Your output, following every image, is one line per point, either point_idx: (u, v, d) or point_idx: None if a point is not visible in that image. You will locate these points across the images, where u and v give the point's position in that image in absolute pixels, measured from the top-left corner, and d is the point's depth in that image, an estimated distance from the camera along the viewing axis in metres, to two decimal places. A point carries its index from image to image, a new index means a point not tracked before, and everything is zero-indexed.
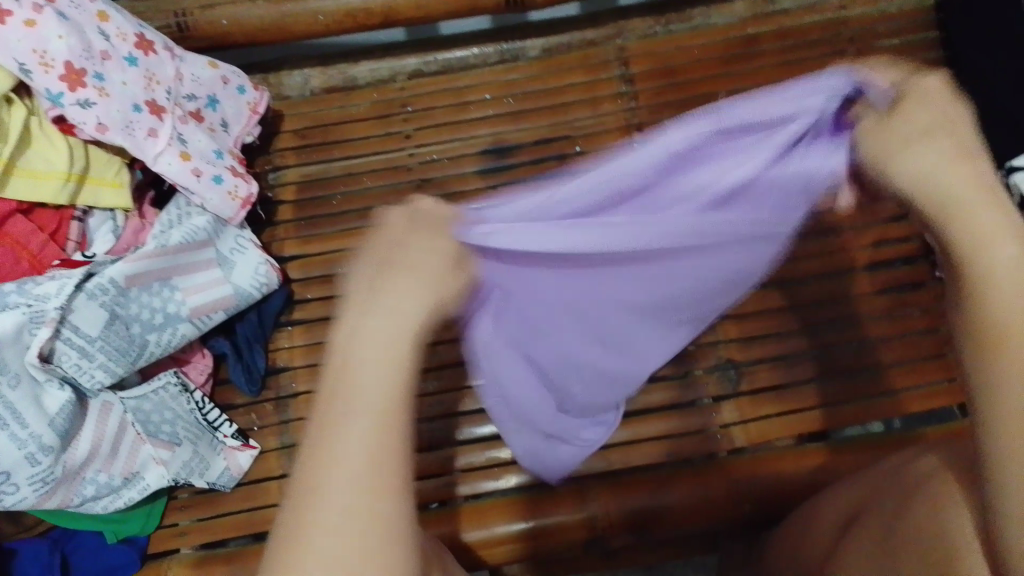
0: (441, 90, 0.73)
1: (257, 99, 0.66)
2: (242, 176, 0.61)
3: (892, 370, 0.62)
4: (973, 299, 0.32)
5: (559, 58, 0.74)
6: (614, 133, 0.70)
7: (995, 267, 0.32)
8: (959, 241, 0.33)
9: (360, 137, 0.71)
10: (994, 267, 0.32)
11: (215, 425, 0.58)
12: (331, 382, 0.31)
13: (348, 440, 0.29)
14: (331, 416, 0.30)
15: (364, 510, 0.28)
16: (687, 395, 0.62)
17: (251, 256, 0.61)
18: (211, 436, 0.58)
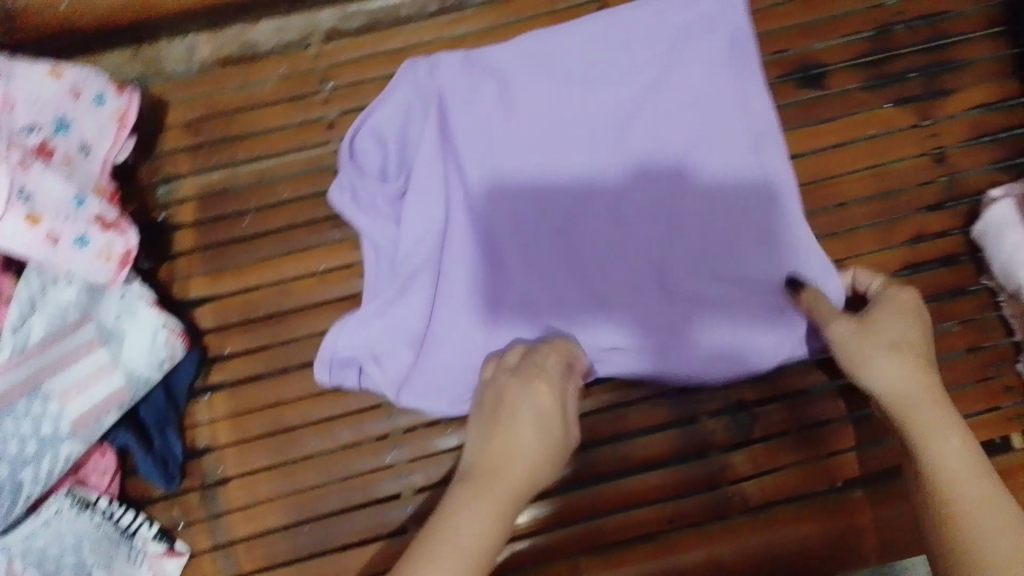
0: (368, 55, 0.57)
1: (125, 105, 0.50)
2: (115, 227, 0.47)
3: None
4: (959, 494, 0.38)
5: (517, 1, 0.57)
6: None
7: (977, 513, 0.37)
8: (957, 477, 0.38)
9: (271, 127, 0.56)
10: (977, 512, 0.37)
11: (131, 531, 0.49)
12: (516, 424, 0.40)
13: (503, 476, 0.39)
14: (485, 486, 0.38)
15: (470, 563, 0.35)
16: (694, 445, 0.54)
17: (145, 320, 0.49)
18: (128, 545, 0.49)
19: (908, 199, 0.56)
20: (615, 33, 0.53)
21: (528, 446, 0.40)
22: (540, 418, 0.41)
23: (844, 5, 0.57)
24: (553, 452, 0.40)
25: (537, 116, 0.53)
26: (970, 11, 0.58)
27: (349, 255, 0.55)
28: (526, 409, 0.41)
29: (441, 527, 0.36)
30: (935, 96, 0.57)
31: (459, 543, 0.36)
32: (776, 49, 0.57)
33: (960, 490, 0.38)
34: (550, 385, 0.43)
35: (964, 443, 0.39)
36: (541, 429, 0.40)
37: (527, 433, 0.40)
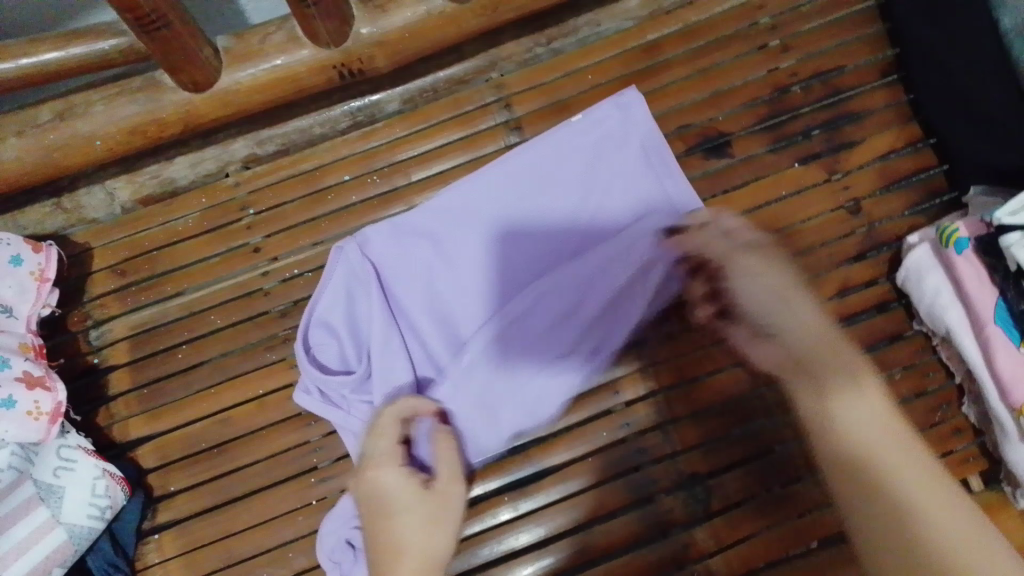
0: (287, 177, 0.59)
1: (45, 262, 0.50)
2: (42, 384, 0.47)
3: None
4: (889, 462, 0.40)
5: (424, 109, 0.59)
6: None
7: (886, 466, 0.40)
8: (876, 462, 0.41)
9: (196, 259, 0.57)
10: (886, 467, 0.40)
11: None
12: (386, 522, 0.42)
13: (398, 557, 0.41)
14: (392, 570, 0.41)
15: None
16: (655, 526, 0.53)
17: (83, 471, 0.49)
18: None
19: (832, 253, 0.57)
20: (538, 159, 0.55)
21: (411, 541, 0.41)
22: (407, 516, 0.42)
23: (741, 73, 0.59)
24: (432, 512, 0.42)
25: (466, 245, 0.54)
26: (864, 63, 0.59)
27: (285, 375, 0.55)
28: (388, 482, 0.42)
29: None
30: (841, 150, 0.58)
31: None
32: (682, 122, 0.58)
33: (897, 471, 0.40)
34: (387, 466, 0.43)
35: (865, 420, 0.42)
36: (418, 527, 0.41)
37: (408, 528, 0.41)
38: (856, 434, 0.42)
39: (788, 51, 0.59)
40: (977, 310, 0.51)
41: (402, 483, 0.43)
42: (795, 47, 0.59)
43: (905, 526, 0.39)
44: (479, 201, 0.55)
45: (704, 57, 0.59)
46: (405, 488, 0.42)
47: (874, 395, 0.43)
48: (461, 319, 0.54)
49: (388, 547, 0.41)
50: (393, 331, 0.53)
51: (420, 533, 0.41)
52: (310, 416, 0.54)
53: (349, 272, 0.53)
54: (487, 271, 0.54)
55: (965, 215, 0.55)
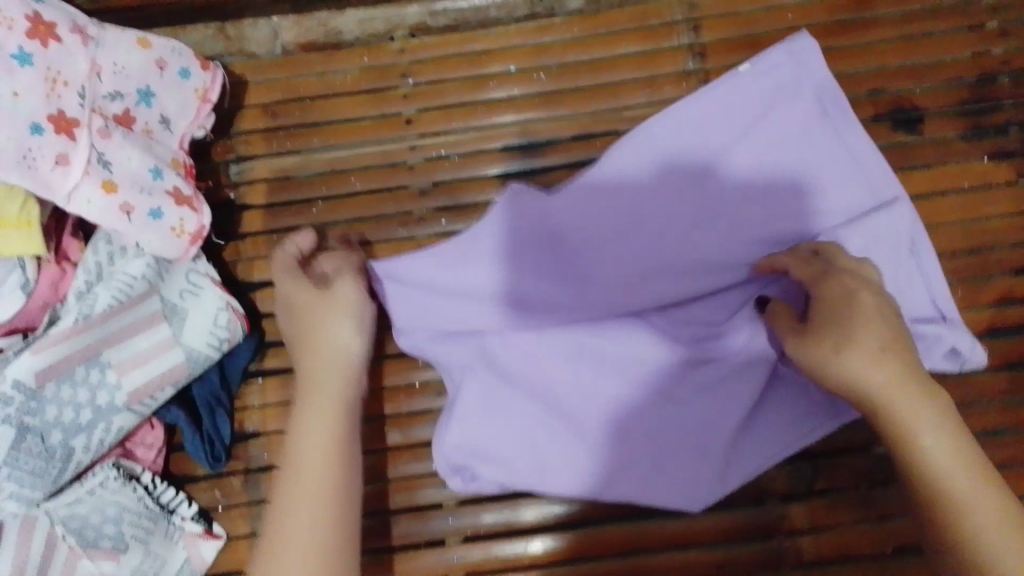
0: (452, 55, 0.56)
1: (210, 82, 0.49)
2: (190, 203, 0.47)
3: (1008, 474, 0.51)
4: (874, 387, 0.42)
5: (607, 15, 0.56)
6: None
7: (899, 408, 0.42)
8: (867, 390, 0.42)
9: (348, 118, 0.55)
10: (901, 407, 0.42)
11: (171, 507, 0.49)
12: (292, 445, 0.46)
13: (296, 450, 0.45)
14: (294, 495, 0.44)
15: (317, 555, 0.42)
16: (755, 491, 0.52)
17: (208, 299, 0.48)
18: (167, 521, 0.49)
19: (998, 259, 0.54)
20: (718, 104, 0.52)
21: (314, 437, 0.45)
22: (332, 371, 0.47)
23: (949, 49, 0.55)
24: (349, 313, 0.48)
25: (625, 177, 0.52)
26: None
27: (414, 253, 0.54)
28: (339, 329, 0.48)
29: (283, 516, 0.44)
30: None
31: (303, 513, 0.43)
32: (872, 88, 0.55)
33: (890, 393, 0.42)
34: (314, 291, 0.49)
35: (878, 361, 0.42)
36: (316, 436, 0.45)
37: (336, 319, 0.48)
38: (862, 369, 0.42)
39: (1003, 38, 0.55)
40: None
41: (344, 330, 0.48)
42: (1011, 36, 0.55)
43: (908, 425, 0.41)
44: (650, 135, 0.52)
45: (913, 25, 0.55)
46: (338, 408, 0.46)
47: (874, 328, 0.43)
48: (604, 252, 0.51)
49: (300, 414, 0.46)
50: (535, 250, 0.51)
51: (324, 435, 0.46)
52: None
53: (524, 199, 0.51)
54: (643, 204, 0.52)
55: None
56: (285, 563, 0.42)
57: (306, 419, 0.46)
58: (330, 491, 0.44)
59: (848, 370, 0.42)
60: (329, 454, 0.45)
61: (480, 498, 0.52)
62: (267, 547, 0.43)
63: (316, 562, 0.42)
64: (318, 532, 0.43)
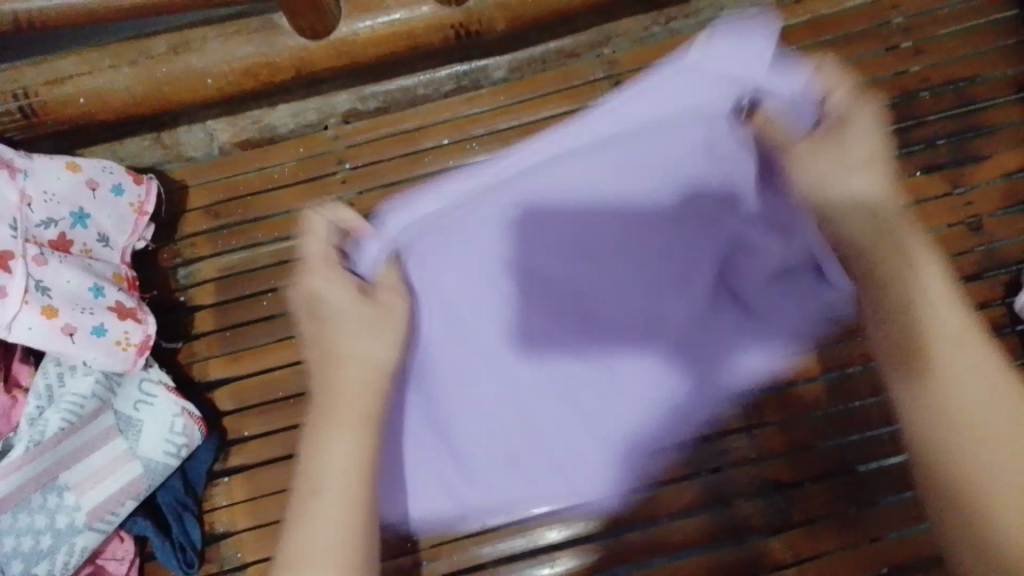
0: (385, 136, 0.57)
1: (144, 195, 0.50)
2: (133, 315, 0.47)
3: None
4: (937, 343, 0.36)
5: (531, 80, 0.57)
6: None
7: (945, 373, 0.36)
8: (909, 282, 0.37)
9: (289, 209, 0.56)
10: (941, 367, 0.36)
11: None
12: (330, 401, 0.39)
13: (323, 443, 0.38)
14: (320, 433, 0.39)
15: (346, 530, 0.36)
16: (731, 532, 0.52)
17: (163, 408, 0.48)
18: None
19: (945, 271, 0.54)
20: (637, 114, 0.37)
21: (352, 369, 0.40)
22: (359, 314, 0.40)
23: (867, 72, 0.56)
24: (366, 324, 0.40)
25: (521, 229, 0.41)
26: (999, 75, 0.56)
27: None
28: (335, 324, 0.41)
29: (304, 516, 0.37)
30: (967, 164, 0.55)
31: (325, 504, 0.37)
32: None
33: (932, 309, 0.37)
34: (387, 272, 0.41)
35: (931, 268, 0.38)
36: (359, 365, 0.40)
37: (344, 306, 0.40)
38: (893, 260, 0.38)
39: (919, 55, 0.56)
40: None
41: (372, 317, 0.40)
42: (927, 52, 0.56)
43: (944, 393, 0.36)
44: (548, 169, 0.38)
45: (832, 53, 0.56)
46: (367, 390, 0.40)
47: (934, 267, 0.38)
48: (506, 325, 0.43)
49: (325, 369, 0.40)
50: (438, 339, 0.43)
51: (355, 375, 0.40)
52: None
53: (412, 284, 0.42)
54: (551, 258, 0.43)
55: None
56: (306, 530, 0.36)
57: (324, 401, 0.39)
58: (352, 467, 0.38)
59: (905, 269, 0.37)
60: (360, 410, 0.39)
61: (482, 562, 0.52)
62: (290, 527, 0.37)
63: (342, 563, 0.35)
64: (342, 517, 0.37)
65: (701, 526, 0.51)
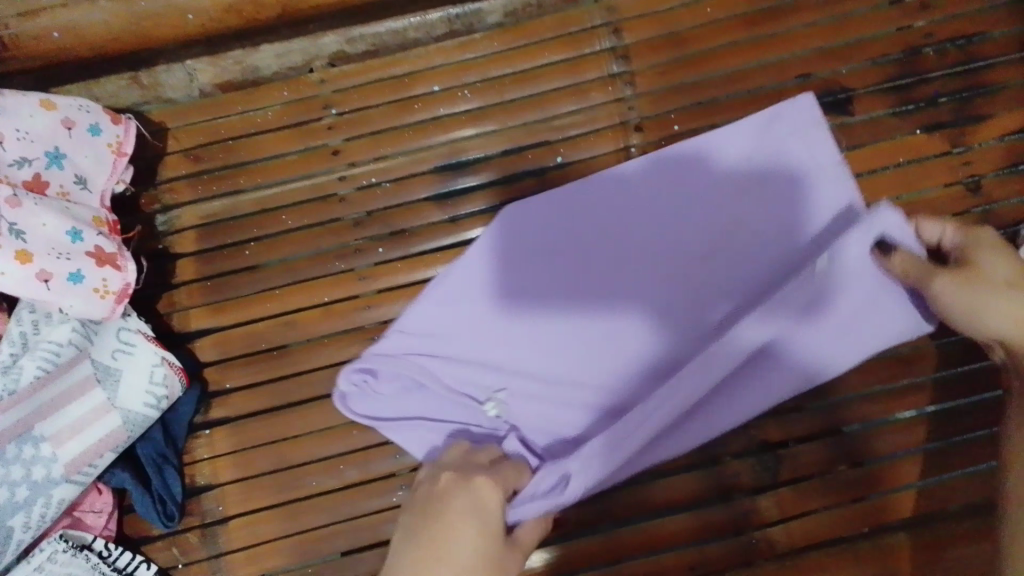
0: (374, 80, 0.55)
1: (123, 135, 0.48)
2: (112, 262, 0.45)
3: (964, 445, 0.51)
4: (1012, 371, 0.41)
5: (527, 26, 0.55)
6: (607, 158, 0.55)
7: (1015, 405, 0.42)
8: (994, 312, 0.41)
9: (274, 154, 0.54)
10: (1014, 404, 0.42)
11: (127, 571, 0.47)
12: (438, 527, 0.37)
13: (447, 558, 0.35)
14: (438, 552, 0.36)
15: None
16: (719, 489, 0.51)
17: (143, 356, 0.47)
18: None
19: None
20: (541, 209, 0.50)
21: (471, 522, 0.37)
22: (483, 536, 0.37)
23: (873, 27, 0.54)
24: (494, 532, 0.37)
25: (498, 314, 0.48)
26: (1007, 31, 0.55)
27: (354, 286, 0.53)
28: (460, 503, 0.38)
29: (432, 542, 0.36)
30: (970, 123, 0.54)
31: (459, 536, 0.36)
32: (802, 72, 0.54)
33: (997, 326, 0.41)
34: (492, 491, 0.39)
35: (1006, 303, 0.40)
36: (463, 518, 0.37)
37: (466, 526, 0.37)
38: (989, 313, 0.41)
39: (925, 9, 0.55)
40: None
41: (472, 505, 0.38)
42: (934, 7, 0.55)
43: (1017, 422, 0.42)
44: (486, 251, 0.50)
45: (836, 5, 0.55)
46: (488, 525, 0.37)
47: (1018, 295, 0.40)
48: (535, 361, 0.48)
49: (439, 532, 0.36)
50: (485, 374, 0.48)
51: (486, 519, 0.37)
52: (374, 331, 0.52)
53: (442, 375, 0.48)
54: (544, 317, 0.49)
55: None
56: (441, 556, 0.35)
57: (438, 532, 0.36)
58: (480, 561, 0.36)
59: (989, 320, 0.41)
60: (485, 526, 0.37)
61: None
62: (408, 554, 0.36)
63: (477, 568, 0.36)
64: (472, 561, 0.36)
65: (690, 483, 0.51)
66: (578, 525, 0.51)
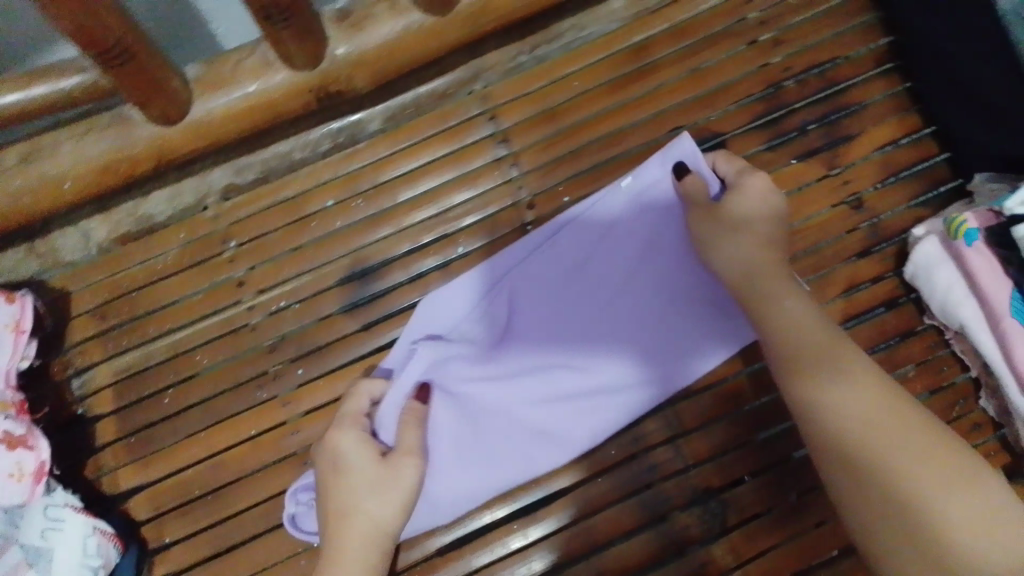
0: (267, 206, 0.56)
1: (18, 312, 0.48)
2: (24, 442, 0.45)
3: None
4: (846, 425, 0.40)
5: (407, 127, 0.57)
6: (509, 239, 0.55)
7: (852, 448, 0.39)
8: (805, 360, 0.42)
9: (179, 298, 0.54)
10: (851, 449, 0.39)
11: None
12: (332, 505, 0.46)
13: (347, 535, 0.45)
14: (336, 528, 0.45)
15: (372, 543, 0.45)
16: (674, 544, 0.52)
17: (72, 531, 0.46)
18: None
19: (835, 252, 0.55)
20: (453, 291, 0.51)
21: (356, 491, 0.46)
22: (371, 481, 0.46)
23: (731, 71, 0.57)
24: (387, 487, 0.46)
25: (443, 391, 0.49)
26: (857, 54, 0.58)
27: (280, 412, 0.53)
28: (344, 489, 0.46)
29: (338, 516, 0.45)
30: (839, 144, 0.57)
31: (359, 519, 0.45)
32: (675, 125, 0.56)
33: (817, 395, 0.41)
34: (347, 432, 0.48)
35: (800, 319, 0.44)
36: (368, 492, 0.46)
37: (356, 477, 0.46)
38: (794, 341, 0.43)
39: (778, 46, 0.57)
40: (988, 302, 0.50)
41: (359, 476, 0.46)
42: (786, 42, 0.58)
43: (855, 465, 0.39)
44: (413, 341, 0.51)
45: (696, 57, 0.57)
46: (384, 499, 0.46)
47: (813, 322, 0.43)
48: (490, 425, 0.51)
49: (335, 501, 0.46)
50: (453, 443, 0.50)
51: (376, 490, 0.46)
52: (307, 455, 0.52)
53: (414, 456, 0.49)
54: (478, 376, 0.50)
55: (971, 205, 0.54)
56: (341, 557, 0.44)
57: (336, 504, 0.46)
58: (384, 511, 0.46)
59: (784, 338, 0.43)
60: (384, 498, 0.46)
61: None
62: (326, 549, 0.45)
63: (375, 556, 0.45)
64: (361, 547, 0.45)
65: (652, 542, 0.52)
66: None
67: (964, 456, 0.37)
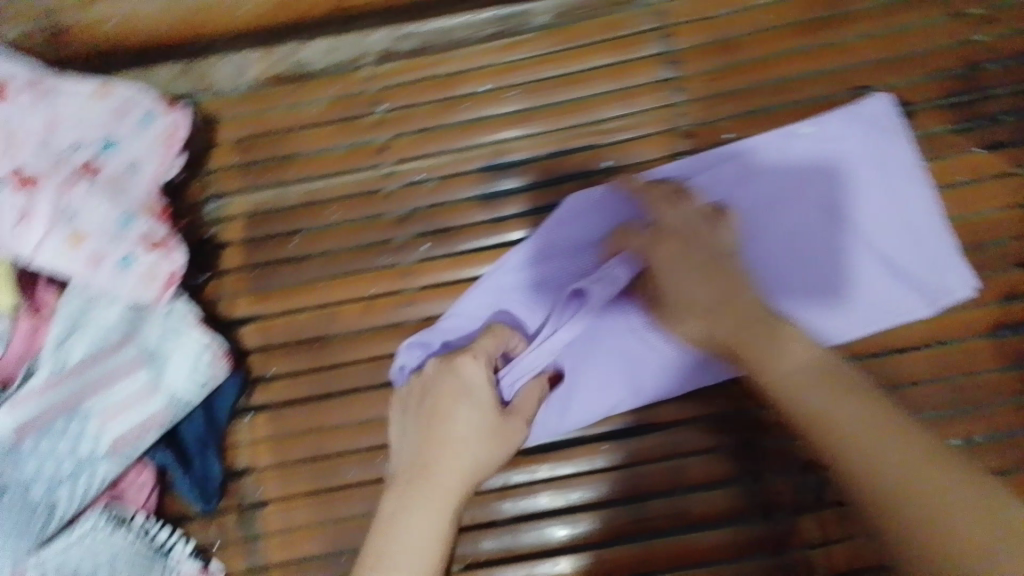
0: (422, 78, 0.56)
1: (176, 123, 0.49)
2: (162, 246, 0.47)
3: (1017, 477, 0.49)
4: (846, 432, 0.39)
5: (576, 29, 0.55)
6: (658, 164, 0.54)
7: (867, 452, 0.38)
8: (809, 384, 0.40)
9: (320, 149, 0.55)
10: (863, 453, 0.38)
11: (166, 548, 0.49)
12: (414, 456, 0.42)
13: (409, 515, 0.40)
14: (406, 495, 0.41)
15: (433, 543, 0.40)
16: (754, 505, 0.50)
17: (187, 343, 0.48)
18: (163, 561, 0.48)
19: (996, 255, 0.52)
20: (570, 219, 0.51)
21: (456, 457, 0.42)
22: (482, 434, 0.43)
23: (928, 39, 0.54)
24: (493, 445, 0.43)
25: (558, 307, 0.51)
26: None
27: (395, 282, 0.53)
28: (445, 432, 0.42)
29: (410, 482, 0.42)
30: None
31: (434, 492, 0.41)
32: (857, 85, 0.53)
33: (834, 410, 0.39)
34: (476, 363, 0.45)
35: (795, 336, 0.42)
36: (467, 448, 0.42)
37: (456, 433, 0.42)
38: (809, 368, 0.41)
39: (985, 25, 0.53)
40: None
41: (465, 423, 0.43)
42: (995, 22, 0.54)
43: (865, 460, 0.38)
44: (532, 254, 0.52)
45: (891, 18, 0.54)
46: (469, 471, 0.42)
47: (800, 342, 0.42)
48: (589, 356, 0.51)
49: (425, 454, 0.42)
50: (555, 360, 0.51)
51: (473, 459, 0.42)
52: (414, 327, 0.53)
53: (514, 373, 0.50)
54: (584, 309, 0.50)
55: None
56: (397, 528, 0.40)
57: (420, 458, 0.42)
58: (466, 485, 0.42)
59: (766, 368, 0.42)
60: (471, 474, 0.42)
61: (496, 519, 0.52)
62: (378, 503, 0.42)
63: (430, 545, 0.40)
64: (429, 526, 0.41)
65: (726, 498, 0.50)
66: (613, 534, 0.51)
67: (962, 518, 0.35)
